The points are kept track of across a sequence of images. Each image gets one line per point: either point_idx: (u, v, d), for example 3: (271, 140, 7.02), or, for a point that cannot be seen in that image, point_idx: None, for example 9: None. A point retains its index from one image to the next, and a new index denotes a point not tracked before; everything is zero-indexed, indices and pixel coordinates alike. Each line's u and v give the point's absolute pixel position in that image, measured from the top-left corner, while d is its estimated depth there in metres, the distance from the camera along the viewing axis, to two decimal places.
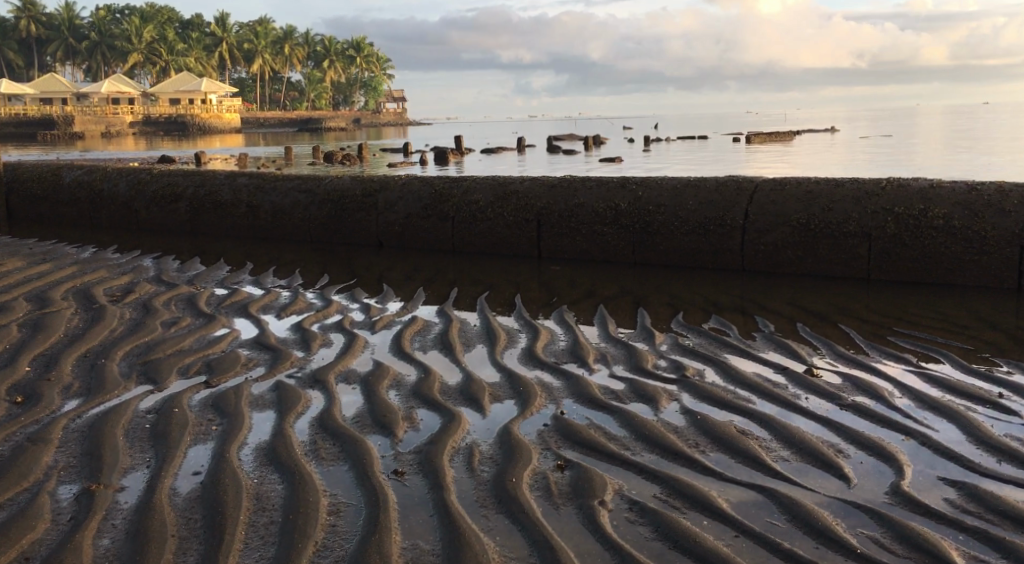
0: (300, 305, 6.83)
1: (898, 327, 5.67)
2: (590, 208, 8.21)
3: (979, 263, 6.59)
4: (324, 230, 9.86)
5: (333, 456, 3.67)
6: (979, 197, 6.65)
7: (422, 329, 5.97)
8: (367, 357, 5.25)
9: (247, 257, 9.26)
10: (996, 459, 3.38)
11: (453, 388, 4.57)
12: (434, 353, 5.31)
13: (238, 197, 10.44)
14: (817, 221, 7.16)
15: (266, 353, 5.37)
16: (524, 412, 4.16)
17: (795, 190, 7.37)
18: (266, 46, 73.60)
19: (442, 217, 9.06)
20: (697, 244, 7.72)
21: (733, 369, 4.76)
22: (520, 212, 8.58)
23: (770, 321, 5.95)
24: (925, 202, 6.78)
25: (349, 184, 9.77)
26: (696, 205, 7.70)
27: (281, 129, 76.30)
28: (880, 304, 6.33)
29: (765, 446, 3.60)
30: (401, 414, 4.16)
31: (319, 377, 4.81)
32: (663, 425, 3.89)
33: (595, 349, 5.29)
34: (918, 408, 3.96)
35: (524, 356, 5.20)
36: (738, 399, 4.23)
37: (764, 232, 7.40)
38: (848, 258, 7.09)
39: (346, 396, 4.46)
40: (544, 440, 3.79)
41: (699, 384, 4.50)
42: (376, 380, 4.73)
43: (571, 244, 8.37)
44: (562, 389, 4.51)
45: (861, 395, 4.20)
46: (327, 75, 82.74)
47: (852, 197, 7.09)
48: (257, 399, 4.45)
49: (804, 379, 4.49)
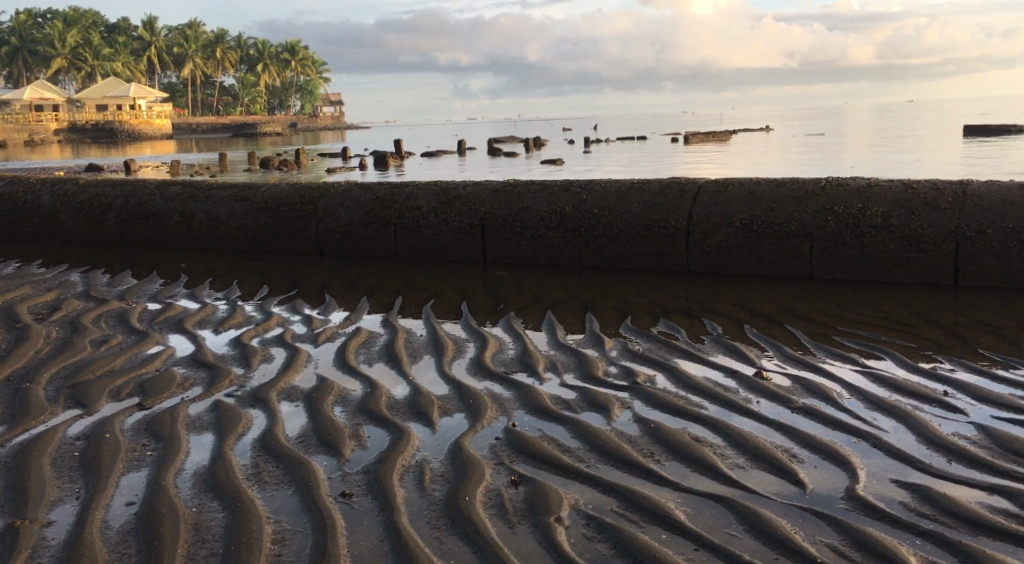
0: (238, 319, 6.60)
1: (843, 326, 5.74)
2: (534, 213, 8.14)
3: (917, 260, 6.72)
4: (262, 239, 9.59)
5: (276, 480, 3.50)
6: (915, 195, 6.78)
7: (367, 341, 5.81)
8: (310, 371, 5.08)
9: (181, 269, 8.94)
10: (946, 458, 3.40)
11: (401, 402, 4.43)
12: (379, 365, 5.17)
13: (171, 206, 10.09)
14: (759, 222, 7.22)
15: (203, 371, 5.14)
16: (475, 425, 4.05)
17: (738, 191, 7.41)
18: (197, 50, 71.85)
19: (384, 224, 8.89)
20: (642, 247, 7.72)
21: (683, 374, 4.73)
22: (464, 218, 8.46)
23: (717, 323, 5.97)
24: (863, 201, 6.89)
25: (287, 192, 9.52)
26: (639, 207, 7.70)
27: (215, 135, 74.61)
28: (823, 303, 6.41)
29: (720, 453, 3.56)
30: (347, 432, 4.01)
31: (260, 395, 4.62)
32: (617, 435, 3.83)
33: (544, 357, 5.21)
34: (867, 409, 3.98)
35: (473, 366, 5.09)
36: (691, 405, 4.19)
37: (707, 234, 7.43)
38: (791, 258, 7.17)
39: (289, 415, 4.29)
40: (496, 455, 3.69)
41: (651, 391, 4.45)
42: (321, 396, 4.56)
43: (516, 249, 8.29)
44: (513, 400, 4.42)
45: (811, 397, 4.20)
46: (262, 80, 81.26)
47: (793, 196, 7.16)
48: (194, 421, 4.25)
49: (754, 382, 4.49)
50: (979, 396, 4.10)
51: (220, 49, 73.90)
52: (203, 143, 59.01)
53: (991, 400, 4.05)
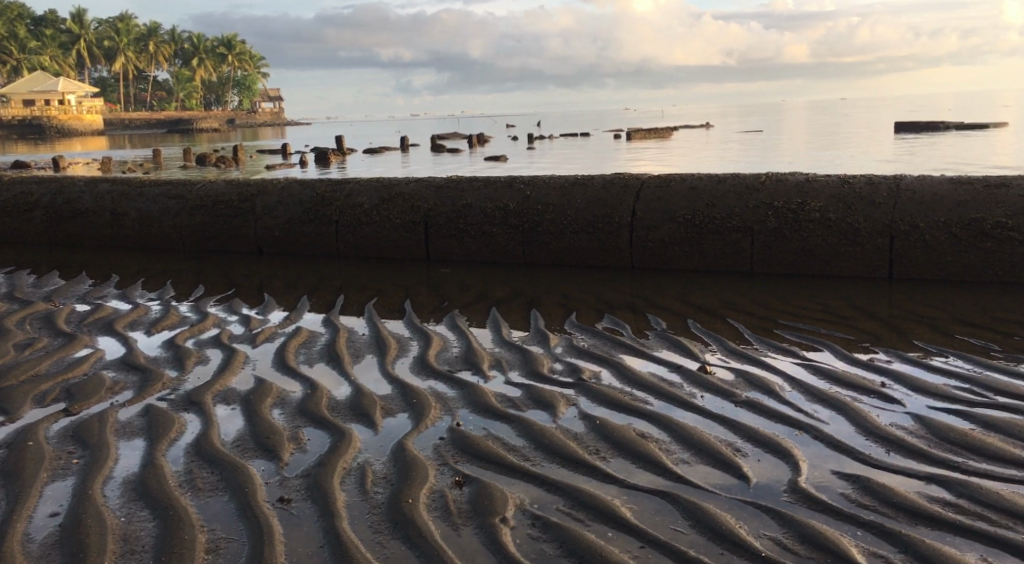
0: (172, 320, 6.38)
1: (784, 319, 5.81)
2: (477, 210, 8.07)
3: (853, 254, 6.85)
4: (198, 238, 9.32)
5: (211, 486, 3.36)
6: (851, 190, 6.91)
7: (308, 341, 5.67)
8: (248, 373, 4.93)
9: (113, 269, 8.62)
10: (885, 449, 3.44)
11: (343, 403, 4.33)
12: (320, 366, 5.05)
13: (101, 204, 9.74)
14: (701, 217, 7.28)
15: (134, 375, 4.95)
16: (419, 426, 3.97)
17: (680, 186, 7.46)
18: (129, 44, 69.84)
19: (324, 221, 8.72)
20: (587, 242, 7.72)
21: (628, 369, 4.73)
22: (407, 215, 8.36)
23: (662, 319, 5.99)
24: (802, 196, 7.00)
25: (223, 189, 9.27)
26: (583, 203, 7.70)
27: (149, 131, 72.61)
28: (764, 297, 6.48)
29: (665, 449, 3.55)
30: (286, 435, 3.88)
31: (195, 398, 4.46)
32: (563, 433, 3.79)
33: (489, 355, 5.15)
34: (808, 401, 4.02)
35: (417, 365, 5.00)
36: (636, 401, 4.18)
37: (650, 229, 7.46)
38: (732, 252, 7.24)
39: (225, 418, 4.14)
40: (440, 455, 3.61)
41: (596, 387, 4.43)
42: (259, 399, 4.42)
43: (460, 246, 8.21)
44: (458, 399, 4.35)
45: (754, 390, 4.23)
46: (199, 75, 79.38)
47: (734, 192, 7.24)
48: (124, 427, 4.07)
49: (698, 377, 4.50)
50: (915, 387, 4.18)
51: (153, 42, 71.87)
52: (137, 140, 57.38)
53: (927, 390, 4.13)
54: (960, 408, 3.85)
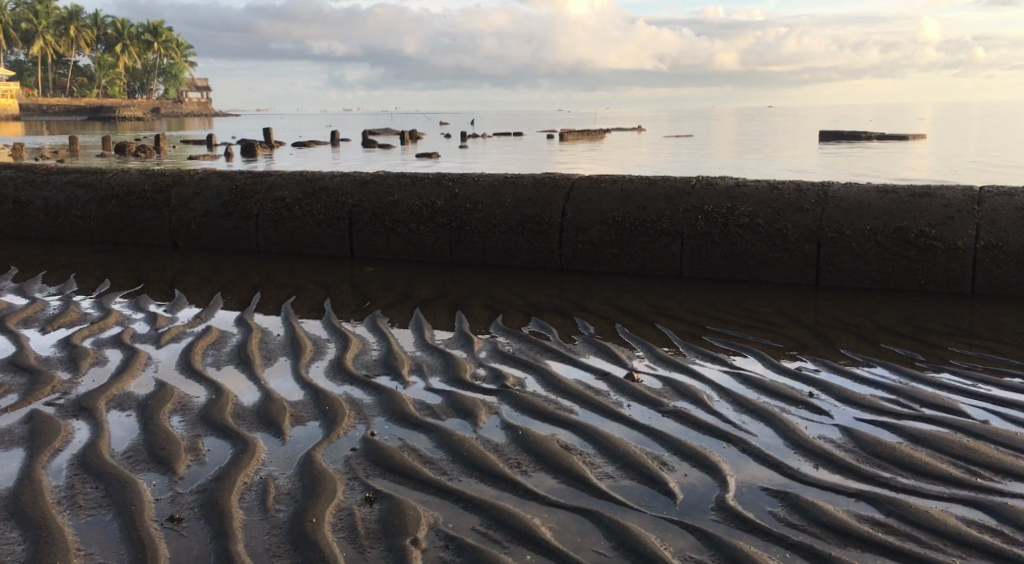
0: (71, 316, 5.93)
1: (712, 325, 5.74)
2: (404, 206, 7.83)
3: (781, 260, 6.85)
4: (108, 230, 8.82)
5: (94, 503, 3.05)
6: (780, 195, 6.91)
7: (217, 341, 5.33)
8: (149, 376, 4.57)
9: (12, 261, 8.07)
10: (813, 463, 3.36)
11: (249, 410, 4.03)
12: (229, 368, 4.73)
13: (3, 191, 9.14)
14: (631, 219, 7.19)
15: (22, 377, 4.52)
16: (330, 435, 3.73)
17: (611, 187, 7.36)
18: (48, 26, 66.84)
19: (244, 215, 8.34)
20: (516, 243, 7.55)
21: (553, 376, 4.56)
22: (330, 210, 8.05)
23: (590, 323, 5.86)
24: (732, 201, 6.97)
25: (137, 178, 8.78)
26: (513, 203, 7.53)
27: (66, 116, 69.61)
28: (692, 302, 6.42)
29: (590, 462, 3.39)
30: (184, 445, 3.58)
31: (86, 403, 4.08)
32: (483, 444, 3.60)
33: (409, 359, 4.92)
34: (737, 412, 3.93)
35: (332, 369, 4.73)
36: (560, 409, 4.02)
37: (580, 231, 7.34)
38: (662, 255, 7.17)
39: (117, 426, 3.80)
40: (350, 469, 3.38)
41: (520, 395, 4.25)
42: (157, 404, 4.08)
43: (386, 244, 7.94)
44: (374, 406, 4.11)
45: (682, 400, 4.12)
46: (122, 61, 76.51)
47: (665, 194, 7.17)
48: (3, 434, 3.69)
49: (625, 385, 4.37)
50: (842, 397, 4.14)
51: (73, 26, 69.03)
52: (54, 126, 54.97)
53: (854, 401, 4.09)
54: (887, 420, 3.81)
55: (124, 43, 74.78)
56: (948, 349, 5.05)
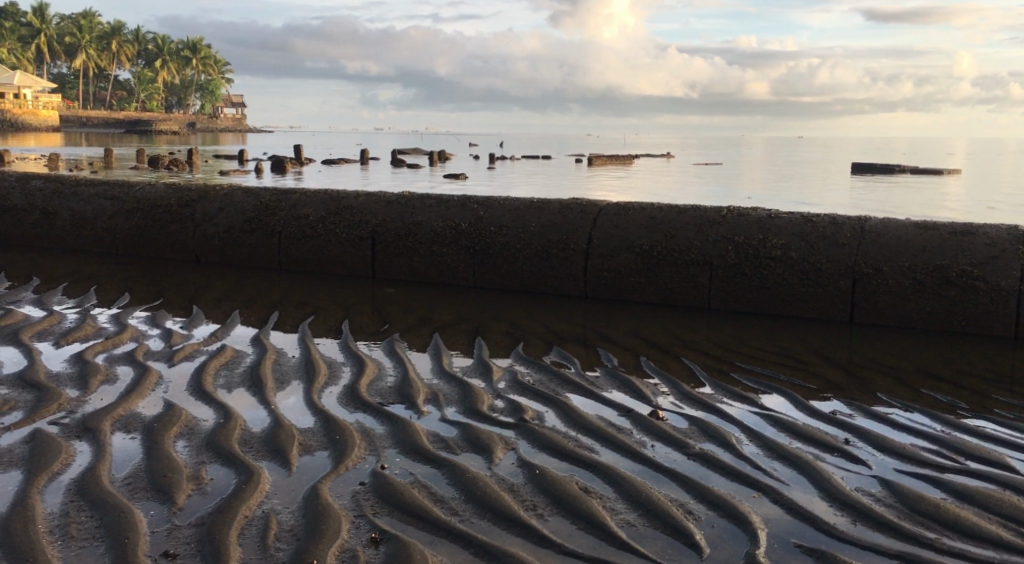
0: (86, 331, 5.83)
1: (741, 361, 5.53)
2: (428, 228, 7.71)
3: (814, 295, 6.62)
4: (132, 243, 8.79)
5: (87, 534, 2.92)
6: (815, 228, 6.71)
7: (231, 362, 5.19)
8: (158, 396, 4.44)
9: (35, 271, 8.04)
10: (851, 519, 3.14)
11: (257, 437, 3.88)
12: (240, 392, 4.59)
13: (32, 201, 9.18)
14: (659, 249, 7.01)
15: (29, 393, 4.38)
16: (339, 467, 3.56)
17: (639, 215, 7.20)
18: (93, 40, 68.18)
19: (266, 232, 8.26)
20: (540, 269, 7.39)
21: (574, 411, 4.38)
22: (353, 230, 7.95)
23: (613, 354, 5.67)
24: (764, 232, 6.78)
25: (163, 192, 8.76)
26: (538, 228, 7.39)
27: (104, 128, 70.87)
28: (721, 336, 6.21)
29: (610, 507, 3.20)
30: (186, 473, 3.43)
31: (90, 424, 3.95)
32: (498, 484, 3.42)
33: (425, 387, 4.75)
34: (767, 458, 3.73)
35: (346, 395, 4.57)
36: (580, 448, 3.83)
37: (606, 258, 7.17)
38: (690, 286, 6.97)
39: (120, 450, 3.66)
40: (357, 505, 3.21)
41: (538, 430, 4.07)
42: (163, 427, 3.94)
43: (407, 266, 7.82)
44: (385, 437, 3.94)
45: (709, 442, 3.92)
46: (160, 76, 77.85)
47: (695, 224, 6.99)
48: (3, 455, 3.55)
49: (648, 423, 4.18)
50: (880, 445, 3.91)
51: (115, 41, 70.42)
52: (92, 138, 55.90)
53: (893, 450, 3.87)
54: (929, 473, 3.59)
55: (163, 59, 76.18)
56: (991, 396, 4.80)
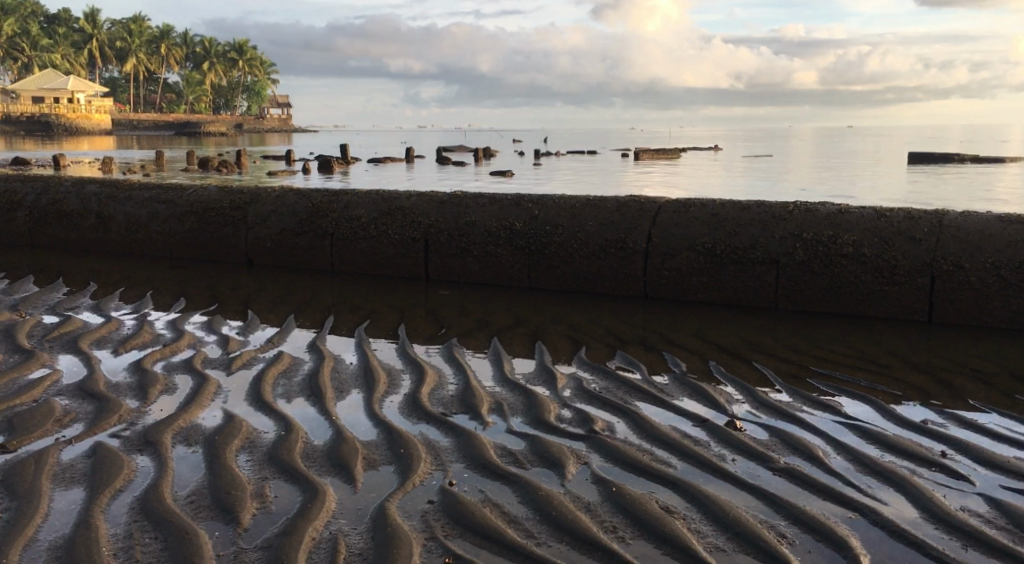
0: (144, 338, 5.79)
1: (816, 366, 5.28)
2: (482, 228, 7.54)
3: (889, 294, 6.32)
4: (186, 246, 8.79)
5: (153, 559, 2.84)
6: (889, 223, 6.39)
7: (289, 370, 5.08)
8: (218, 407, 4.35)
9: (93, 276, 8.08)
10: (961, 543, 2.95)
11: (319, 451, 3.75)
12: (300, 402, 4.47)
13: (88, 206, 9.25)
14: (722, 246, 6.76)
15: (89, 404, 4.31)
16: (406, 484, 3.42)
17: (700, 212, 6.95)
18: (144, 46, 69.50)
19: (319, 234, 8.18)
20: (598, 269, 7.19)
21: (645, 421, 4.17)
22: (406, 231, 7.82)
23: (680, 359, 5.45)
24: (834, 228, 6.48)
25: (216, 195, 8.73)
26: (595, 227, 7.19)
27: (155, 131, 72.28)
28: (792, 338, 5.94)
29: (695, 529, 3.02)
30: (250, 491, 3.32)
31: (151, 437, 3.86)
32: (574, 502, 3.26)
33: (488, 396, 4.58)
34: (859, 474, 3.51)
35: (407, 405, 4.42)
36: (656, 462, 3.63)
37: (667, 257, 6.93)
38: (756, 285, 6.71)
39: (182, 464, 3.56)
40: (428, 526, 3.07)
41: (610, 442, 3.88)
42: (225, 441, 3.83)
43: (461, 267, 7.68)
44: (451, 451, 3.79)
45: (793, 455, 3.69)
46: (209, 79, 79.13)
47: (760, 221, 6.72)
48: (65, 470, 3.47)
49: (726, 434, 3.96)
50: (981, 459, 3.66)
51: (164, 45, 71.73)
52: (144, 142, 56.99)
53: (994, 464, 3.61)
54: None
55: (211, 62, 77.42)
56: None
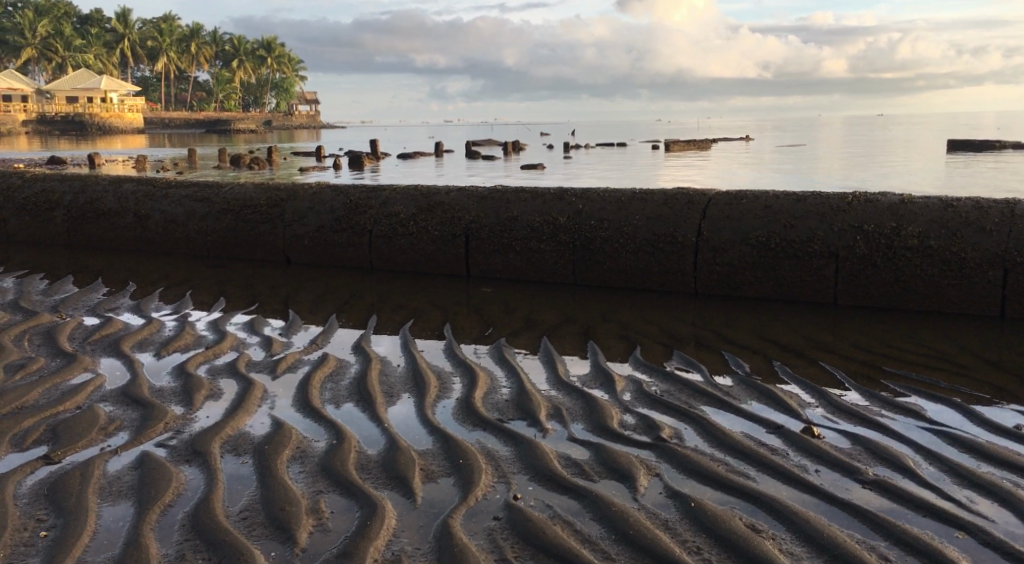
0: (186, 340, 5.65)
1: (888, 366, 5.01)
2: (525, 223, 7.32)
3: (957, 288, 6.01)
4: (223, 244, 8.68)
5: None
6: (956, 214, 6.08)
7: (335, 373, 4.90)
8: (266, 414, 4.18)
9: (131, 276, 7.98)
10: None
11: (375, 461, 3.56)
12: (349, 407, 4.29)
13: (124, 205, 9.17)
14: (778, 240, 6.48)
15: (133, 411, 4.17)
16: (468, 499, 3.22)
17: (753, 204, 6.68)
18: (174, 45, 69.98)
19: (357, 231, 8.01)
20: (646, 265, 6.94)
21: (715, 427, 3.94)
22: (447, 227, 7.62)
23: (741, 359, 5.19)
24: (897, 219, 6.18)
25: (252, 193, 8.60)
26: (643, 220, 6.93)
27: (186, 129, 72.86)
28: (857, 336, 5.67)
29: (788, 551, 2.87)
30: (305, 506, 3.14)
31: (199, 446, 3.69)
32: (650, 519, 3.06)
33: (545, 401, 4.36)
34: (957, 486, 3.33)
35: (461, 411, 4.22)
36: (734, 473, 3.43)
37: (719, 252, 6.66)
38: (814, 280, 6.42)
39: (233, 476, 3.39)
40: (496, 546, 2.89)
41: (680, 451, 3.65)
42: (275, 450, 3.66)
43: (504, 263, 7.47)
44: (513, 461, 3.59)
45: (882, 466, 3.50)
46: (238, 76, 79.54)
47: (817, 212, 6.43)
48: (112, 482, 3.31)
49: (803, 441, 3.74)
50: None
51: (194, 43, 72.18)
52: (176, 140, 57.44)
53: None
54: None
55: (240, 59, 77.84)
56: None
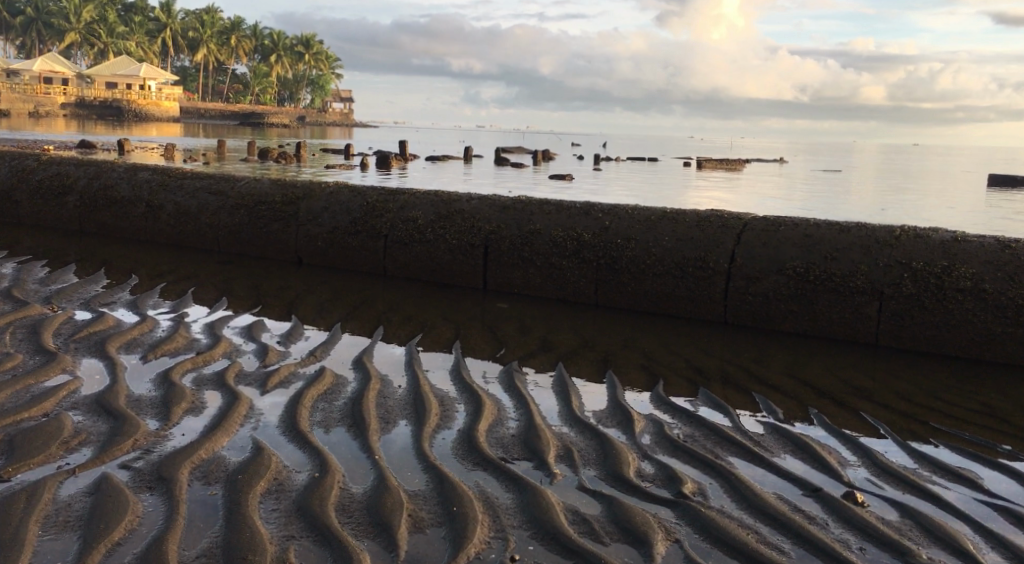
0: (177, 343, 5.29)
1: (936, 421, 4.53)
2: (546, 237, 6.91)
3: (1011, 337, 5.51)
4: (234, 240, 8.34)
5: None
6: (1014, 256, 5.60)
7: (330, 391, 4.50)
8: (247, 435, 3.78)
9: (135, 269, 7.65)
10: None
11: (358, 502, 3.16)
12: (339, 433, 3.89)
13: (138, 194, 8.87)
14: (817, 272, 6.02)
15: (104, 423, 3.80)
16: (457, 558, 2.82)
17: (792, 232, 6.23)
18: (215, 37, 70.42)
19: (372, 234, 7.63)
20: (673, 289, 6.49)
21: (744, 484, 3.50)
22: (465, 236, 7.22)
23: (773, 403, 4.73)
24: (949, 258, 5.71)
25: (268, 189, 8.26)
26: (673, 242, 6.50)
27: (221, 120, 73.27)
28: (899, 384, 5.18)
29: None
30: (270, 556, 2.75)
31: (165, 471, 3.30)
32: None
33: (555, 439, 3.94)
34: None
35: (461, 445, 3.81)
36: (765, 546, 2.99)
37: (752, 281, 6.21)
38: (854, 318, 5.94)
39: (197, 511, 3.00)
40: None
41: (704, 512, 3.22)
42: (249, 481, 3.27)
43: (523, 278, 7.05)
44: (513, 511, 3.17)
45: (937, 547, 3.05)
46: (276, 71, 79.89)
47: (861, 245, 5.98)
48: (60, 510, 2.94)
49: (846, 510, 3.29)
50: None
51: (235, 36, 72.60)
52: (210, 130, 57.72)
53: None
54: None
55: (279, 54, 78.19)
56: None
